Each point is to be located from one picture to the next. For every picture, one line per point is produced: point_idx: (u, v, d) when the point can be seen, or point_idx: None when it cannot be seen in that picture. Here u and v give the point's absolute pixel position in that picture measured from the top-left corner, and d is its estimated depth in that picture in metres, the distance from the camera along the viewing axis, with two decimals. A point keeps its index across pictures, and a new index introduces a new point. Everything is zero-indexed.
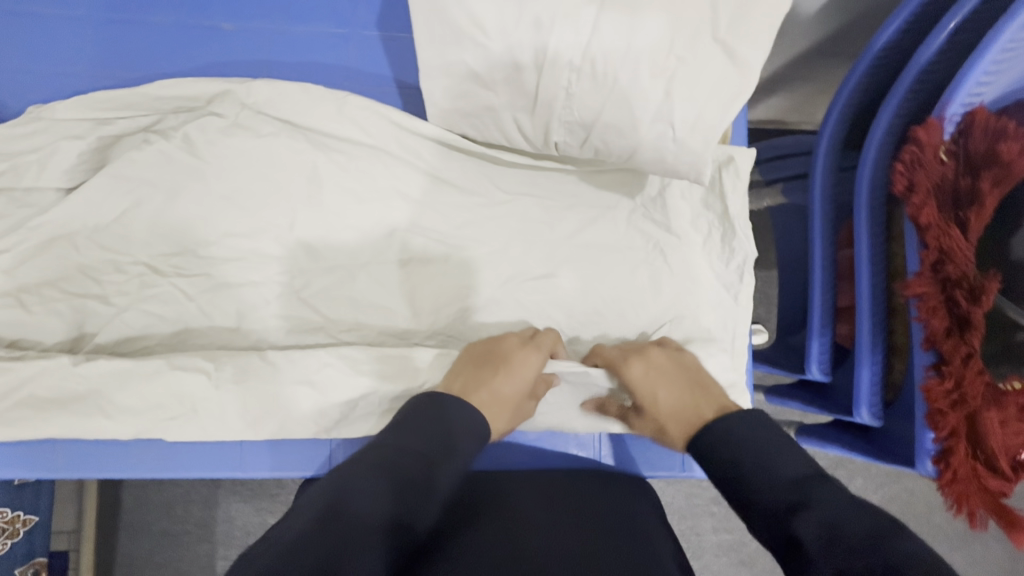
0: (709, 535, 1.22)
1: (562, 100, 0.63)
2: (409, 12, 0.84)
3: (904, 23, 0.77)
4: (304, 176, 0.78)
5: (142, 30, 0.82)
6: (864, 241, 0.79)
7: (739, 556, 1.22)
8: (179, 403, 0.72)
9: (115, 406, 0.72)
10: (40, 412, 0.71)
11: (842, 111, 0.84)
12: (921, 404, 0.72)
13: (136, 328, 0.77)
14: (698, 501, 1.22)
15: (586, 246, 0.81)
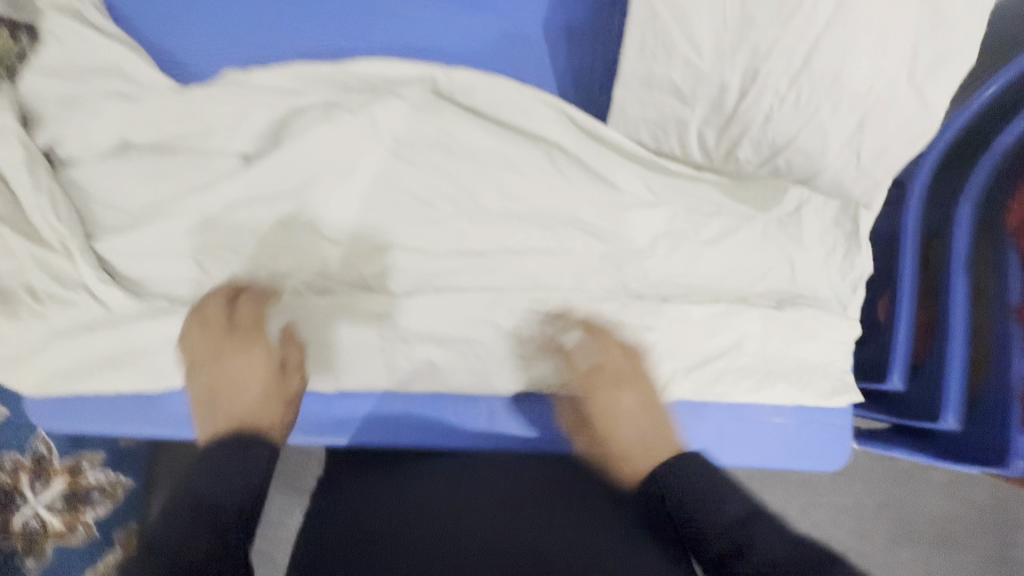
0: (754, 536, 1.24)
1: None
2: (573, 25, 0.91)
3: (1008, 83, 0.89)
4: (474, 162, 0.82)
5: (333, 16, 0.91)
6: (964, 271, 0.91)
7: None
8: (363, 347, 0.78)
9: (299, 359, 0.76)
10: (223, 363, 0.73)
11: (942, 149, 0.96)
12: (1017, 409, 0.85)
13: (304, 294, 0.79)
14: None
15: (722, 250, 0.88)
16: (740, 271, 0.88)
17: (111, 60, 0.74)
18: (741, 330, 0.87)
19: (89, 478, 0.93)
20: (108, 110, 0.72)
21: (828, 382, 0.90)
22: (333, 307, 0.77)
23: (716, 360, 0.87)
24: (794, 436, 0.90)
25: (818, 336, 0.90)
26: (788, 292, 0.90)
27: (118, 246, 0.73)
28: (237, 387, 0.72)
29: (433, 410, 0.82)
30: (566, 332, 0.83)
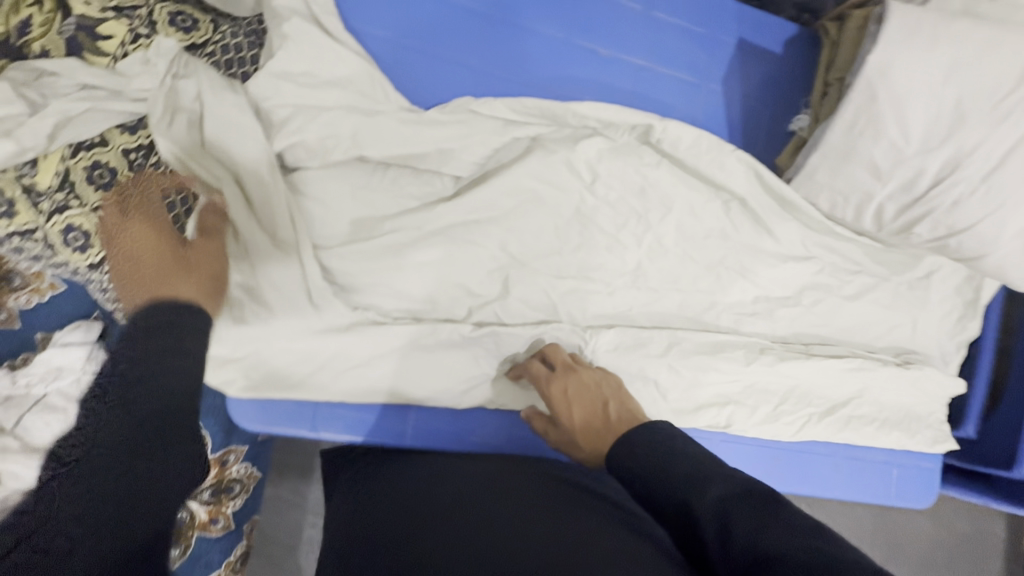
0: None
1: (946, 207, 0.77)
2: (750, 79, 0.96)
3: None
4: (661, 205, 0.86)
5: (532, 39, 0.85)
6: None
7: None
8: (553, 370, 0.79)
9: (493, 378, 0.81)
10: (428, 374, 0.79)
11: None
12: None
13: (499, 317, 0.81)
14: None
15: (858, 306, 0.96)
16: (869, 326, 0.97)
17: (351, 73, 0.75)
18: (868, 381, 0.95)
19: (233, 470, 0.94)
20: (346, 125, 0.73)
21: (934, 433, 0.99)
22: (534, 326, 0.81)
23: (844, 406, 0.95)
24: (897, 477, 1.01)
25: (932, 392, 0.99)
26: (906, 349, 0.99)
27: (339, 257, 0.75)
28: (569, 413, 0.71)
29: None
30: (728, 374, 0.88)
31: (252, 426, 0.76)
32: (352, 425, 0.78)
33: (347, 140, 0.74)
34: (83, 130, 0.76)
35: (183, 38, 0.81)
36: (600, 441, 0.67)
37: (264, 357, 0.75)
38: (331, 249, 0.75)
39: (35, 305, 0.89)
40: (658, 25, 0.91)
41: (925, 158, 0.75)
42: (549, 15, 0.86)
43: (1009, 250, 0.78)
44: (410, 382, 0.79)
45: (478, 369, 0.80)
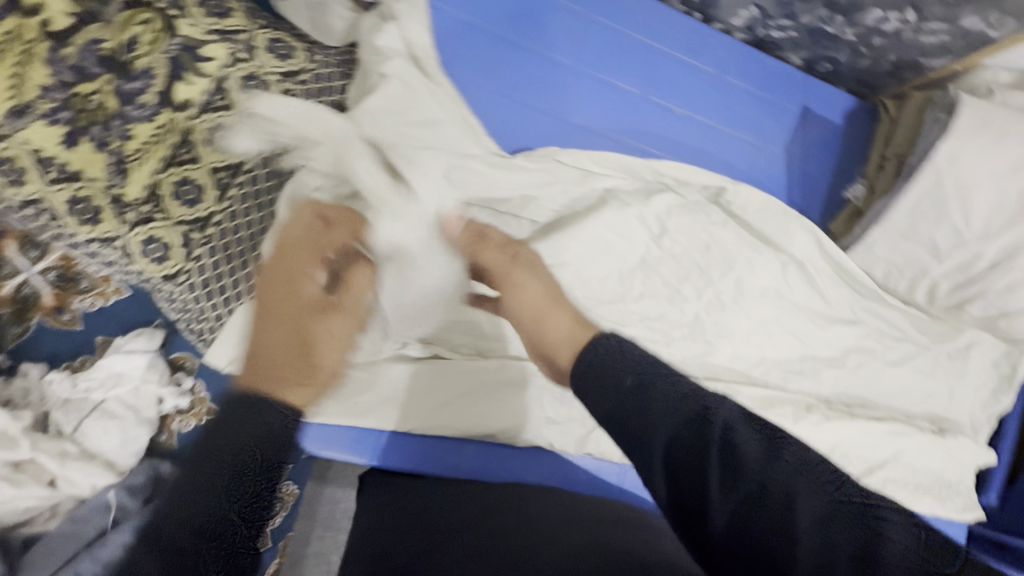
0: None
1: (1000, 290, 0.81)
2: (810, 145, 0.99)
3: None
4: (723, 262, 0.88)
5: (611, 93, 0.89)
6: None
7: None
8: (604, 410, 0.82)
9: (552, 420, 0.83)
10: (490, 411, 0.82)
11: None
12: None
13: None
14: None
15: (907, 372, 0.95)
16: (917, 393, 0.96)
17: (446, 116, 0.78)
18: (912, 450, 0.94)
19: (277, 487, 0.89)
20: (436, 166, 0.76)
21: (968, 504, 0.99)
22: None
23: (889, 474, 0.93)
24: None
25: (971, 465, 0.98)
26: (951, 420, 0.98)
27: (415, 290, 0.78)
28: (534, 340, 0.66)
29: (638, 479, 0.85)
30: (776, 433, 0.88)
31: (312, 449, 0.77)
32: (407, 455, 0.78)
33: (438, 182, 0.76)
34: (177, 148, 0.79)
35: (280, 63, 0.83)
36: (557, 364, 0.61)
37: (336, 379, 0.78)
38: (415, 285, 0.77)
39: (99, 308, 0.89)
40: (729, 89, 0.95)
41: (985, 244, 0.80)
42: (630, 72, 0.90)
43: None
44: (472, 415, 0.81)
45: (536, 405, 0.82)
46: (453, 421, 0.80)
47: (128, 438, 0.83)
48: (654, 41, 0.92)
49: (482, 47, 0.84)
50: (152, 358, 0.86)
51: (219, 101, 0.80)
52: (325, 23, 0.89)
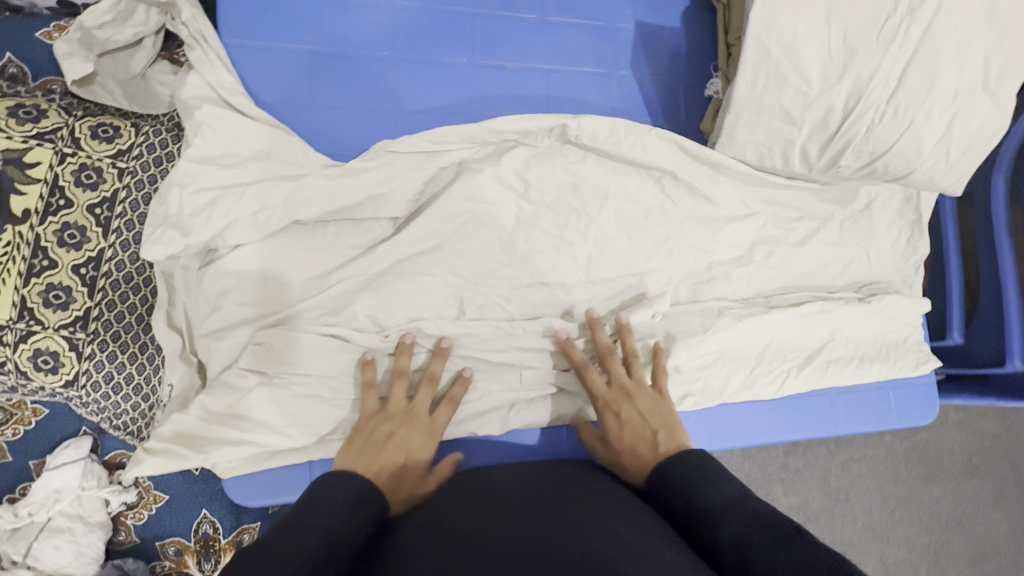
0: (781, 499, 1.43)
1: (863, 134, 0.79)
2: (655, 57, 1.00)
3: None
4: (596, 196, 0.89)
5: (439, 71, 0.89)
6: (1003, 215, 1.07)
7: (805, 514, 1.44)
8: (517, 373, 0.83)
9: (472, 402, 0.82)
10: None
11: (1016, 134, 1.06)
12: None
13: (466, 342, 0.81)
14: (771, 470, 1.43)
15: (808, 251, 0.98)
16: (823, 266, 0.99)
17: (270, 144, 0.78)
18: (833, 316, 0.97)
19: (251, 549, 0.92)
20: (276, 194, 0.77)
21: (916, 354, 1.02)
22: (492, 332, 0.82)
23: (819, 347, 0.97)
24: (895, 399, 1.03)
25: (900, 311, 1.01)
26: (864, 275, 1.01)
27: (294, 319, 0.77)
28: (617, 443, 0.77)
29: (571, 436, 0.87)
30: (697, 336, 0.89)
31: (251, 503, 0.76)
32: None
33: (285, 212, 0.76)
34: (32, 258, 0.78)
35: (108, 146, 0.83)
36: (647, 464, 0.73)
37: (216, 459, 0.72)
38: (283, 324, 0.76)
39: (21, 436, 0.89)
40: (556, 28, 0.95)
41: (831, 94, 0.78)
42: (453, 44, 0.90)
43: (933, 161, 0.80)
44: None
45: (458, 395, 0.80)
46: None
47: (82, 548, 0.83)
48: (466, 6, 0.91)
49: (292, 66, 0.84)
50: (83, 466, 0.86)
51: (58, 201, 0.80)
52: (146, 92, 0.89)
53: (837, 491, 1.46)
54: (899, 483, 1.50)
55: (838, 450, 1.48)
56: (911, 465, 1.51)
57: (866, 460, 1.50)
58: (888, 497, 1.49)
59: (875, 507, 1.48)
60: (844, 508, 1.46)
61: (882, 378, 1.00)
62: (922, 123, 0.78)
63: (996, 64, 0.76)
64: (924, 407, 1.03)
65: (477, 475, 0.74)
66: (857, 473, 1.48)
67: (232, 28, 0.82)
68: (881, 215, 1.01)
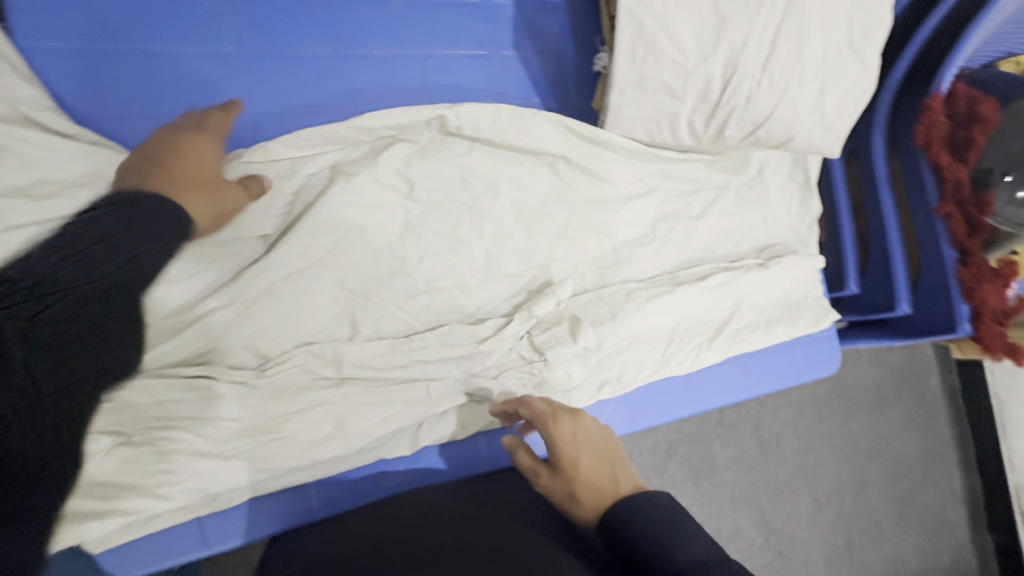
0: (719, 454, 1.48)
1: (742, 103, 0.79)
2: (538, 33, 0.95)
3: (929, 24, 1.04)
4: (489, 190, 0.84)
5: (297, 64, 0.80)
6: (883, 167, 1.12)
7: (743, 465, 1.50)
8: (424, 387, 0.78)
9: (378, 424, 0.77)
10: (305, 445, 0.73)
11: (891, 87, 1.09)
12: (957, 286, 1.05)
13: (362, 363, 0.75)
14: (707, 428, 1.48)
15: (709, 222, 0.99)
16: (725, 235, 1.00)
17: (96, 167, 0.65)
18: (738, 284, 0.98)
19: None
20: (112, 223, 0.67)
21: (818, 309, 1.06)
22: (389, 350, 0.76)
23: (728, 316, 0.99)
24: (802, 355, 1.07)
25: (799, 270, 1.04)
26: (764, 240, 1.04)
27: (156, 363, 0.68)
28: (566, 478, 0.64)
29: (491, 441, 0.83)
30: (608, 322, 0.88)
31: (137, 572, 0.68)
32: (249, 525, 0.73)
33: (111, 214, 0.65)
34: None
35: None
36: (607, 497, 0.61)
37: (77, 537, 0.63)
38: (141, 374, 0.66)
39: None
40: (427, 8, 0.88)
41: (708, 65, 0.76)
42: (310, 32, 0.81)
43: (810, 125, 0.81)
44: (288, 468, 0.72)
45: (361, 420, 0.74)
46: (275, 478, 0.73)
47: None
48: None
49: (116, 72, 0.72)
50: None
51: None
52: None
53: (768, 438, 1.54)
54: (821, 423, 1.60)
55: (765, 402, 1.55)
56: (830, 408, 1.62)
57: (790, 407, 1.58)
58: (813, 438, 1.59)
59: (803, 450, 1.57)
60: (777, 454, 1.54)
61: (789, 338, 1.04)
62: (796, 88, 0.78)
63: (859, 24, 0.77)
64: (829, 358, 1.08)
65: (402, 504, 0.71)
66: (784, 420, 1.57)
67: (30, 30, 0.69)
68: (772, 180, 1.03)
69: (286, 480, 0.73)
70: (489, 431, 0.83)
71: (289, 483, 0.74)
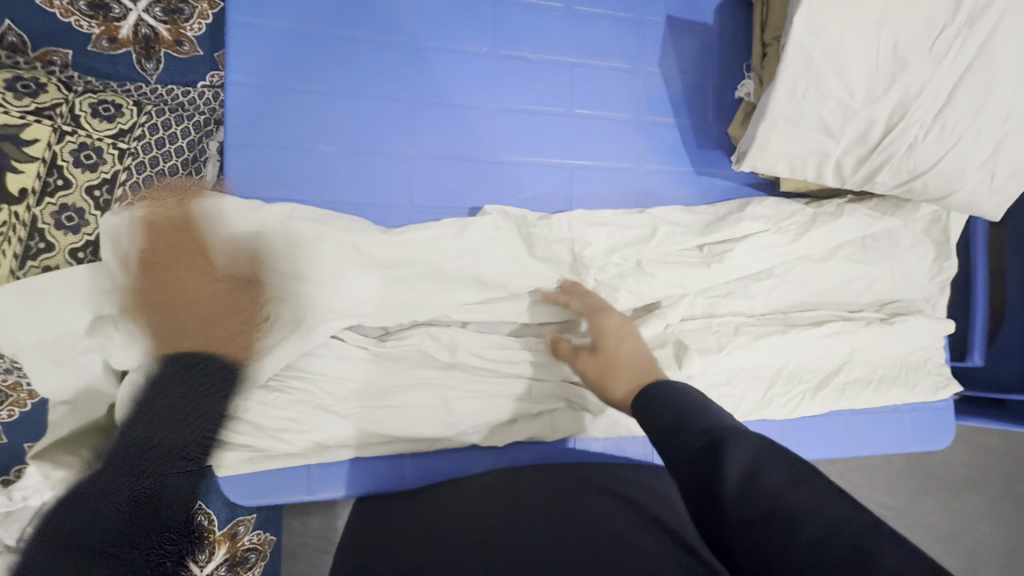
0: None
1: (903, 152, 0.75)
2: (685, 55, 0.94)
3: None
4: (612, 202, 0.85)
5: (458, 60, 0.86)
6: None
7: None
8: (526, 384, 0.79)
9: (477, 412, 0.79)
10: (407, 421, 0.75)
11: None
12: None
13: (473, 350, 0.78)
14: None
15: (832, 267, 0.94)
16: (847, 282, 0.95)
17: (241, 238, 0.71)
18: (855, 335, 0.93)
19: (246, 540, 0.93)
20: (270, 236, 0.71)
21: (936, 378, 0.99)
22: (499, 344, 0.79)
23: (836, 367, 0.94)
24: (910, 422, 1.00)
25: (923, 333, 0.97)
26: (886, 295, 0.98)
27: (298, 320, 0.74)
28: (613, 349, 0.65)
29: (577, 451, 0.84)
30: (713, 353, 0.86)
31: (247, 502, 0.74)
32: (347, 481, 0.77)
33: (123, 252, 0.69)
34: (27, 240, 0.75)
35: (110, 125, 0.80)
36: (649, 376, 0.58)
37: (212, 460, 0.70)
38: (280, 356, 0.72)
39: (17, 417, 0.89)
40: (582, 19, 0.91)
41: (874, 107, 0.73)
42: (473, 32, 0.87)
43: (975, 184, 0.76)
44: (389, 436, 0.76)
45: (465, 407, 0.77)
46: (376, 443, 0.77)
47: None
48: None
49: (303, 48, 0.80)
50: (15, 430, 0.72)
51: (56, 181, 0.77)
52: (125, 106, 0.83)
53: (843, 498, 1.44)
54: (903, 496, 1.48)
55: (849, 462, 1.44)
56: (941, 486, 1.45)
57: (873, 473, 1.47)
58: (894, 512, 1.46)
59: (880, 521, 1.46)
60: None
61: (899, 402, 0.97)
62: (967, 146, 0.73)
63: None
64: (943, 430, 1.00)
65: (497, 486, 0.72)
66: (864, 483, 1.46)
67: (241, 4, 0.78)
68: (910, 234, 0.97)
69: (386, 447, 0.78)
70: (577, 439, 0.84)
71: (387, 450, 0.78)
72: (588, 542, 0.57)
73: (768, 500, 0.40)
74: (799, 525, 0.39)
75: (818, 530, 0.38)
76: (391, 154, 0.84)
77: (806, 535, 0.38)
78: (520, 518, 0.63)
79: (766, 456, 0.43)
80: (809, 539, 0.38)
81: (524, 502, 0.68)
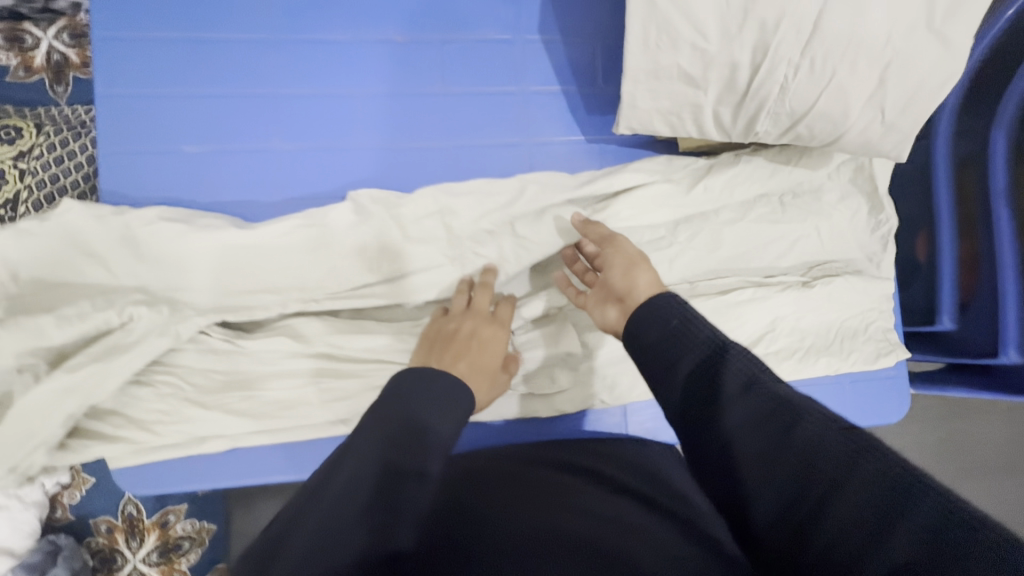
0: None
1: (775, 94, 0.67)
2: (566, 16, 0.89)
3: None
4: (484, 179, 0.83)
5: (323, 50, 0.86)
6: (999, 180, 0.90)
7: None
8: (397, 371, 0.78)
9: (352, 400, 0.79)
10: (277, 410, 0.76)
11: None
12: None
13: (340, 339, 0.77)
14: None
15: (744, 229, 0.86)
16: (764, 244, 0.87)
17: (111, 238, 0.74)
18: (773, 301, 0.85)
19: (176, 529, 0.98)
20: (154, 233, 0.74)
21: (880, 344, 0.89)
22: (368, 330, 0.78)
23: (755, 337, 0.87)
24: (854, 393, 0.90)
25: (858, 294, 0.88)
26: (815, 254, 0.89)
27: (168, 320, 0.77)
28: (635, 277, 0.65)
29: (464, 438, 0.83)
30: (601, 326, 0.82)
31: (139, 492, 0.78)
32: (221, 472, 0.78)
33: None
34: None
35: (10, 147, 0.87)
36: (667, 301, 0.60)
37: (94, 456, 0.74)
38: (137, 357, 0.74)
39: None
40: None
41: (733, 48, 0.66)
42: (338, 20, 0.86)
43: (863, 121, 0.67)
44: (261, 430, 0.76)
45: (335, 396, 0.76)
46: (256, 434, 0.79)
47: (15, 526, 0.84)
48: None
49: (169, 56, 0.83)
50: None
51: None
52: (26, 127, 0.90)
53: None
54: None
55: None
56: (937, 464, 1.31)
57: None
58: None
59: None
60: None
61: (835, 371, 0.88)
62: (847, 79, 0.65)
63: None
64: (895, 400, 0.91)
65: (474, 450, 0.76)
66: None
67: (105, 21, 0.81)
68: (833, 186, 0.88)
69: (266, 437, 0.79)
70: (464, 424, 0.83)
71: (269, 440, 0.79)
72: (554, 481, 0.63)
73: (773, 400, 0.47)
74: (797, 423, 0.45)
75: (808, 430, 0.45)
76: (261, 151, 0.85)
77: (814, 436, 0.44)
78: (501, 460, 0.70)
79: (760, 373, 0.49)
80: (814, 440, 0.44)
81: (500, 453, 0.73)
